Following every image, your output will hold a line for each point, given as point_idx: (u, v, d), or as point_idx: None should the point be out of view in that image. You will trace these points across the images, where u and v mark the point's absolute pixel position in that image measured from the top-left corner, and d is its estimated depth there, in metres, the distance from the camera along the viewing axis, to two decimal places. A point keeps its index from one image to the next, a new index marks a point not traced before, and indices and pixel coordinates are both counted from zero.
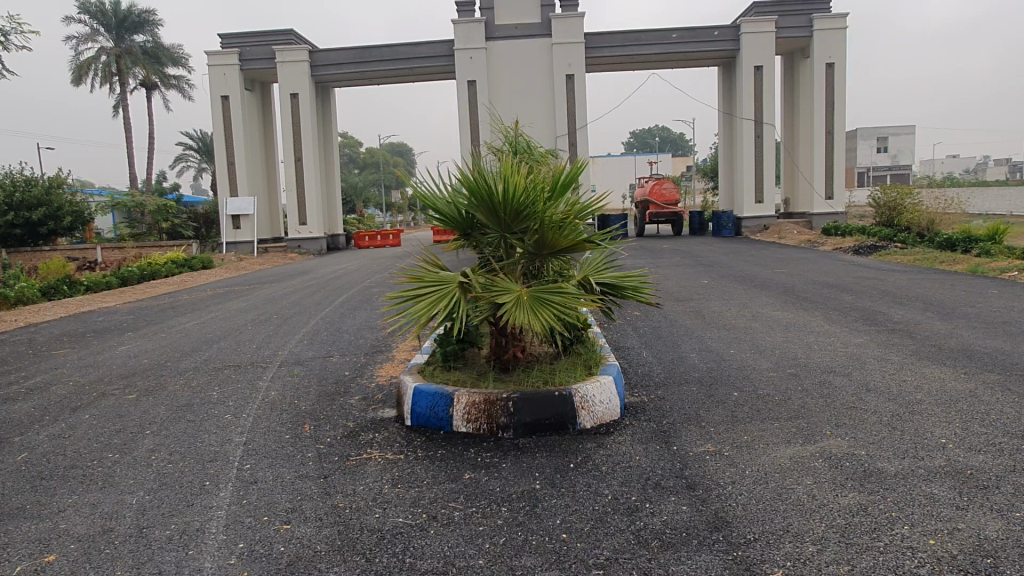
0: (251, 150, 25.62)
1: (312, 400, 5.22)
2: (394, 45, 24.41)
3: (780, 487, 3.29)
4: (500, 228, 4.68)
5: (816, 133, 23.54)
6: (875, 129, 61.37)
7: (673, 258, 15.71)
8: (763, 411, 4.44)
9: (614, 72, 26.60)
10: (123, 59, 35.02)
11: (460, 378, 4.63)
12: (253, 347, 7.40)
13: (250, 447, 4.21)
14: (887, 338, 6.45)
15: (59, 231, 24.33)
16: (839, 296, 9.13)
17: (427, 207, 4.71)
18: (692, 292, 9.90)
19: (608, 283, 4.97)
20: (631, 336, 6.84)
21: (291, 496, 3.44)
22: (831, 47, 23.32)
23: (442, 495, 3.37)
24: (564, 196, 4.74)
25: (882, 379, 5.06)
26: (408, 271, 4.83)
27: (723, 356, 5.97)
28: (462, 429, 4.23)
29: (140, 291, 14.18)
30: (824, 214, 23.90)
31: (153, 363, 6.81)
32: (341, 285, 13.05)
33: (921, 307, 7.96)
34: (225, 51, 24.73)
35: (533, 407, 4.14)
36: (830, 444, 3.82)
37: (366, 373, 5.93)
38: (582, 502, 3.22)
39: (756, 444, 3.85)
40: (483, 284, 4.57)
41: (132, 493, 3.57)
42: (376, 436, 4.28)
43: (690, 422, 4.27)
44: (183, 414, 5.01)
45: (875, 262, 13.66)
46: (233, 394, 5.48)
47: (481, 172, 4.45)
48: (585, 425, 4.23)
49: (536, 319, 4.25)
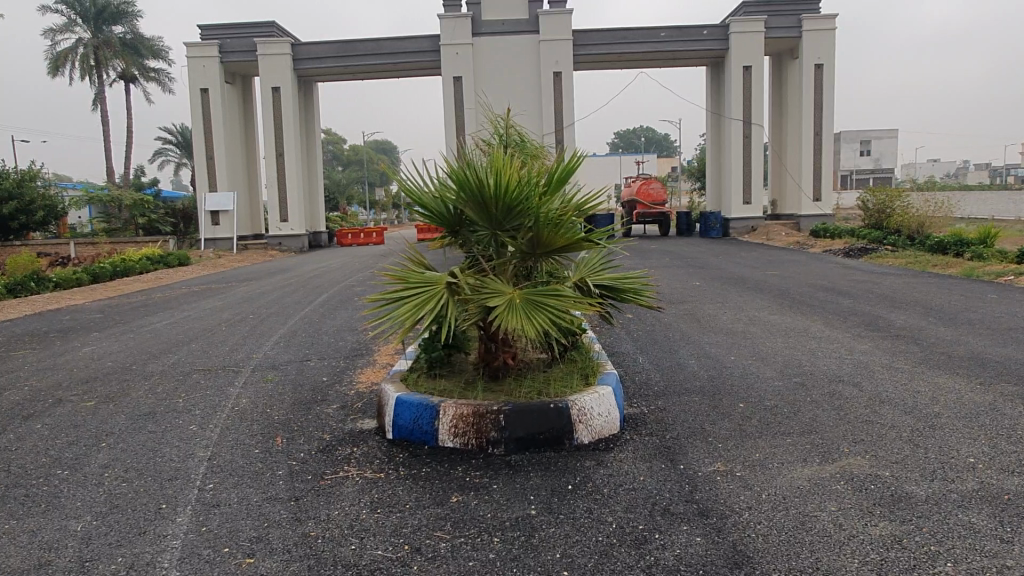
0: (231, 144, 25.07)
1: (286, 409, 4.83)
2: (378, 40, 23.99)
3: (801, 514, 2.96)
4: (491, 226, 4.34)
5: (805, 134, 23.41)
6: (858, 133, 61.45)
7: (663, 258, 15.48)
8: (772, 425, 4.13)
9: (601, 70, 26.35)
10: (101, 51, 34.27)
11: (446, 388, 4.27)
12: (226, 350, 6.99)
13: (215, 463, 3.82)
14: (892, 345, 6.15)
15: (32, 226, 23.63)
16: (836, 300, 8.85)
17: (412, 202, 4.35)
18: (685, 295, 9.59)
19: (606, 285, 4.63)
20: (626, 340, 6.53)
21: (256, 522, 3.07)
22: (820, 48, 23.19)
23: (427, 521, 3.02)
24: (559, 192, 4.40)
25: (894, 390, 4.76)
26: (392, 269, 4.49)
27: (724, 363, 5.66)
28: (448, 445, 3.87)
29: (113, 289, 13.68)
30: (811, 216, 23.77)
31: (116, 367, 6.39)
32: (322, 284, 12.63)
33: (922, 312, 7.69)
34: (205, 43, 24.14)
35: (527, 421, 3.80)
36: (852, 463, 3.51)
37: (345, 379, 5.55)
38: (585, 532, 2.88)
39: (772, 463, 3.53)
40: (471, 286, 4.22)
41: (76, 518, 3.18)
42: (354, 451, 3.91)
43: (696, 437, 3.95)
44: (146, 423, 4.61)
45: (867, 265, 13.42)
46: (201, 402, 5.08)
47: (472, 165, 4.09)
48: (583, 441, 3.88)
49: (530, 324, 3.91)
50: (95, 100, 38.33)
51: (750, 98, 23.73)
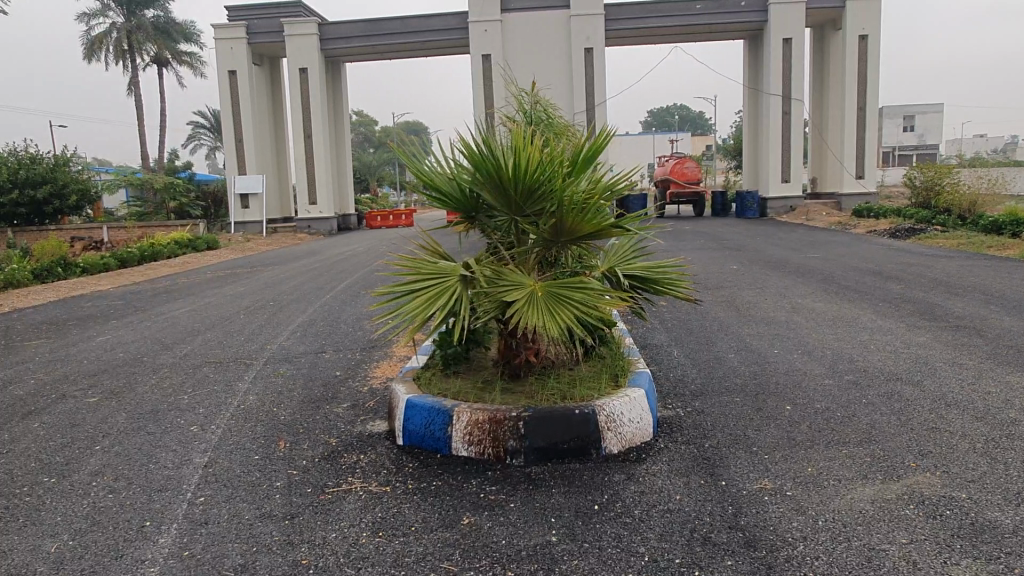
0: (260, 126, 24.94)
1: (293, 408, 4.52)
2: (406, 18, 23.57)
3: (866, 548, 2.55)
4: (509, 211, 3.96)
5: (848, 108, 22.44)
6: (901, 107, 59.60)
7: (699, 240, 14.94)
8: (825, 432, 3.69)
9: (634, 45, 25.58)
10: (134, 35, 34.46)
11: (463, 388, 3.91)
12: (240, 340, 6.72)
13: (210, 472, 3.51)
14: (953, 337, 5.62)
15: (65, 210, 23.83)
16: (886, 285, 8.31)
17: (423, 184, 3.96)
18: (723, 280, 9.09)
19: (636, 275, 4.21)
20: (659, 331, 6.11)
21: (244, 547, 2.74)
22: (865, 19, 22.14)
23: (433, 549, 2.67)
24: (585, 174, 3.98)
25: (960, 390, 4.27)
26: (403, 258, 4.12)
27: (767, 357, 5.21)
28: (462, 453, 3.51)
29: (140, 274, 13.60)
30: (854, 195, 22.86)
31: (127, 358, 6.16)
32: (346, 269, 12.34)
33: (983, 300, 7.09)
34: (232, 24, 23.92)
35: (549, 430, 3.42)
36: (919, 482, 3.07)
37: (358, 375, 5.22)
38: (612, 567, 2.50)
39: (827, 480, 3.10)
40: (488, 277, 3.84)
41: (51, 537, 2.89)
42: (360, 460, 3.57)
43: (738, 446, 3.54)
44: (146, 423, 4.33)
45: (914, 247, 12.74)
46: (207, 399, 4.79)
47: (489, 144, 3.69)
48: (612, 451, 3.49)
49: (552, 321, 3.52)
50: (129, 85, 38.64)
51: (790, 72, 22.85)
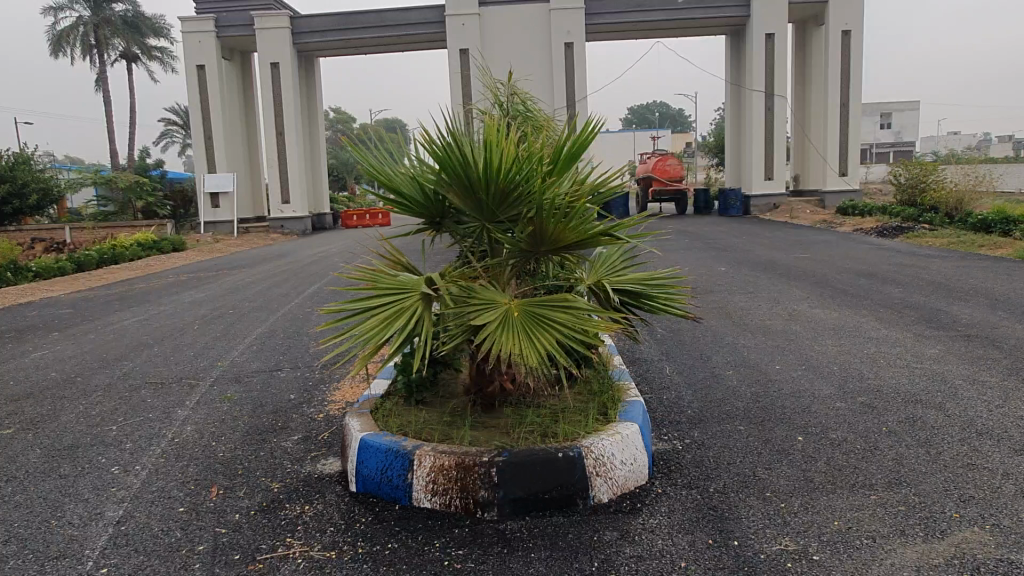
0: (230, 123, 24.12)
1: (235, 441, 3.94)
2: (381, 11, 22.95)
3: None
4: (481, 217, 3.41)
5: (831, 104, 22.11)
6: (878, 105, 59.82)
7: (682, 240, 14.51)
8: (849, 472, 3.18)
9: (616, 40, 25.08)
10: (101, 30, 33.37)
11: (427, 422, 3.35)
12: (187, 356, 6.10)
13: (123, 532, 2.93)
14: (967, 349, 5.15)
15: (26, 210, 22.86)
16: (884, 289, 7.86)
17: (380, 184, 3.40)
18: (712, 283, 8.60)
19: (628, 291, 3.69)
20: (648, 345, 5.59)
21: None
22: (848, 14, 21.85)
23: None
24: (567, 172, 3.45)
25: (990, 416, 3.79)
26: (358, 269, 3.54)
27: (769, 375, 4.71)
28: (426, 505, 2.96)
29: (97, 278, 12.87)
30: (837, 192, 22.57)
31: (58, 379, 5.52)
32: (315, 272, 11.70)
33: (987, 304, 6.67)
34: (200, 17, 23.09)
35: (527, 478, 2.90)
36: (969, 541, 2.56)
37: (314, 400, 4.63)
38: None
39: (859, 540, 2.60)
40: (456, 294, 3.29)
41: None
42: (304, 512, 3.02)
43: (750, 489, 3.04)
44: (61, 464, 3.72)
45: (904, 245, 12.37)
46: (139, 431, 4.18)
47: (455, 137, 3.11)
48: (601, 499, 2.97)
49: (529, 347, 2.98)
50: (99, 82, 37.60)
51: (773, 68, 22.49)
